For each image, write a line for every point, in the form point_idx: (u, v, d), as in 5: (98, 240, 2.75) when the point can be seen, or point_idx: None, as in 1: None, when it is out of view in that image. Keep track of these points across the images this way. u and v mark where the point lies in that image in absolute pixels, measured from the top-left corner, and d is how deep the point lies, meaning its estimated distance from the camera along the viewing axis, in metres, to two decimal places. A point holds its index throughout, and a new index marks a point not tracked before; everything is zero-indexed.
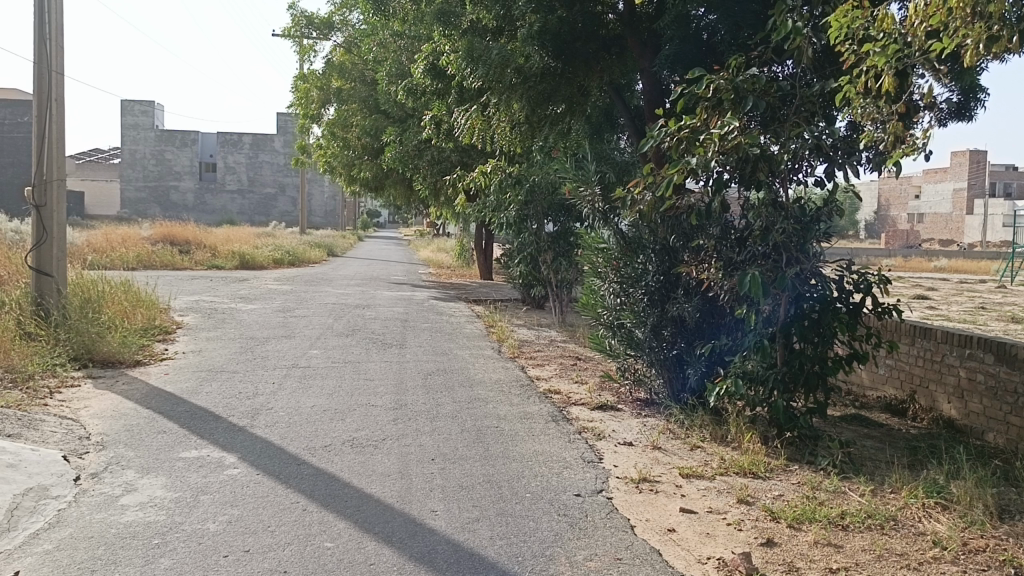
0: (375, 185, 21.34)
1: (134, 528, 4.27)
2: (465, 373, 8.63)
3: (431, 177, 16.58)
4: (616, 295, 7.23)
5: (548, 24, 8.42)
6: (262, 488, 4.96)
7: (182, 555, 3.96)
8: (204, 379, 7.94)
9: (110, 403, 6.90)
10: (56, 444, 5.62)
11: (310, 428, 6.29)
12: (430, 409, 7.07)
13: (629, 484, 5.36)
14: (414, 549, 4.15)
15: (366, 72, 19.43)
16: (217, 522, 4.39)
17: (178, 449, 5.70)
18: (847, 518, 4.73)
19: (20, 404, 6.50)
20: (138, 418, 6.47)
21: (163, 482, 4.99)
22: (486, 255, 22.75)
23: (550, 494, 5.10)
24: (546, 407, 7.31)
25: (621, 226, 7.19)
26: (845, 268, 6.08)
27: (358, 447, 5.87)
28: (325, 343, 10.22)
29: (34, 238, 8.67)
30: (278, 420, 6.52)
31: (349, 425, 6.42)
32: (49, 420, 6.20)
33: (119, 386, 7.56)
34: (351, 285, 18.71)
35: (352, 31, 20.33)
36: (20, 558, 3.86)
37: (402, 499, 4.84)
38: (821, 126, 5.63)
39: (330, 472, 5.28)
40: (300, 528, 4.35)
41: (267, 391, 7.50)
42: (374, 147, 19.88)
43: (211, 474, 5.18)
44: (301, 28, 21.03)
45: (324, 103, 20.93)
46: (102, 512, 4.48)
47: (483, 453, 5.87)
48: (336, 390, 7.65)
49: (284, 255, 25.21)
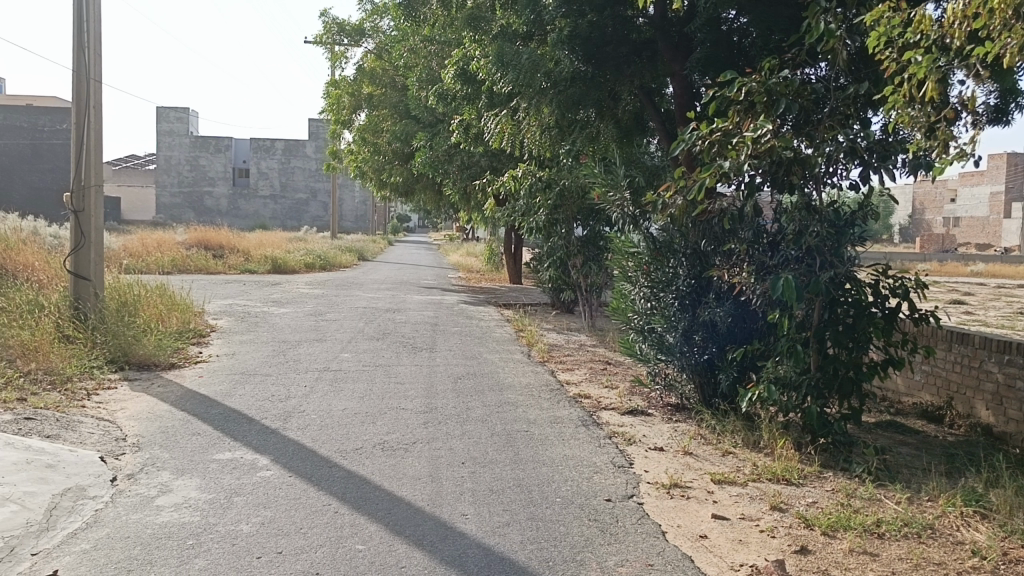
0: (405, 190, 21.49)
1: (169, 529, 4.33)
2: (495, 377, 8.64)
3: (461, 181, 16.65)
4: (646, 299, 7.19)
5: (578, 28, 8.46)
6: (295, 490, 5.00)
7: (216, 556, 4.00)
8: (237, 382, 8.02)
9: (145, 405, 7.01)
10: (93, 445, 5.72)
11: (342, 431, 6.34)
12: (460, 412, 7.08)
13: (660, 490, 5.32)
14: (445, 553, 4.16)
15: (396, 78, 19.60)
16: (250, 524, 4.44)
17: (212, 450, 5.77)
18: (882, 526, 4.66)
19: (58, 406, 6.62)
20: (173, 420, 6.56)
21: (197, 483, 5.05)
22: (516, 259, 22.78)
23: (581, 498, 5.08)
24: (575, 412, 7.30)
25: (652, 231, 7.23)
26: (881, 272, 5.99)
27: (389, 450, 5.90)
28: (355, 346, 10.31)
29: (73, 243, 8.82)
30: (310, 423, 6.57)
31: (380, 428, 6.46)
32: (86, 421, 6.32)
33: (153, 388, 7.68)
34: (382, 290, 18.83)
35: (383, 38, 20.50)
36: (59, 557, 3.93)
37: (432, 503, 4.85)
38: (857, 130, 5.56)
39: (361, 475, 5.32)
40: (331, 530, 4.38)
41: (299, 394, 7.57)
42: (404, 152, 20.03)
43: (244, 476, 5.24)
44: (333, 34, 21.16)
45: (355, 109, 21.08)
46: (138, 512, 4.54)
47: (513, 457, 5.87)
48: (367, 393, 7.70)
49: (315, 259, 25.46)
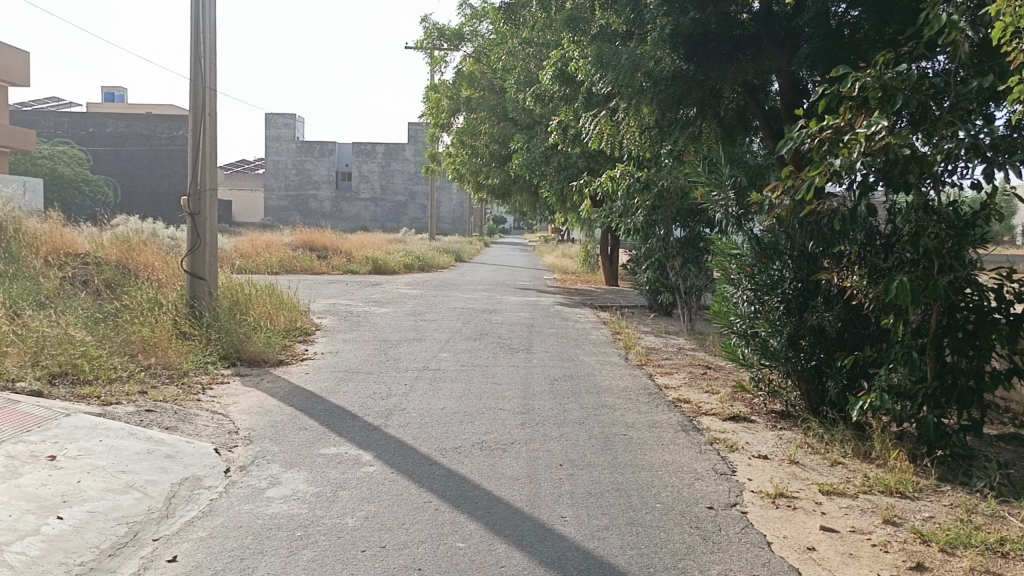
0: (502, 192, 21.65)
1: (278, 520, 4.48)
2: (593, 379, 8.59)
3: (558, 183, 16.63)
4: (750, 303, 6.97)
5: (680, 27, 8.30)
6: (397, 486, 5.10)
7: (323, 548, 4.12)
8: (340, 379, 8.24)
9: (255, 400, 7.30)
10: (208, 437, 5.99)
11: (441, 430, 6.42)
12: (558, 414, 7.07)
13: (764, 499, 5.17)
14: (544, 554, 4.15)
15: (494, 81, 19.78)
16: (355, 517, 4.55)
17: (318, 445, 5.95)
18: (1007, 545, 4.38)
19: (177, 399, 6.97)
20: (281, 415, 6.80)
21: (304, 477, 5.22)
22: (612, 261, 22.61)
23: (682, 505, 4.99)
24: (675, 416, 7.17)
25: (756, 232, 7.00)
26: (1005, 276, 5.64)
27: (487, 449, 5.95)
28: (454, 346, 10.44)
29: (190, 244, 9.28)
30: (411, 420, 6.69)
31: (478, 427, 6.53)
32: (202, 414, 6.62)
33: (263, 384, 7.98)
34: (479, 291, 19.02)
35: (481, 42, 20.72)
36: (177, 544, 4.12)
37: (530, 504, 4.86)
38: (979, 125, 5.25)
39: (461, 473, 5.38)
40: (433, 527, 4.45)
41: (400, 392, 7.73)
42: (501, 155, 20.19)
43: (349, 471, 5.38)
44: (433, 39, 21.55)
45: (453, 112, 21.38)
46: (250, 503, 4.73)
47: (612, 460, 5.82)
48: (465, 392, 7.79)
49: (413, 260, 25.96)
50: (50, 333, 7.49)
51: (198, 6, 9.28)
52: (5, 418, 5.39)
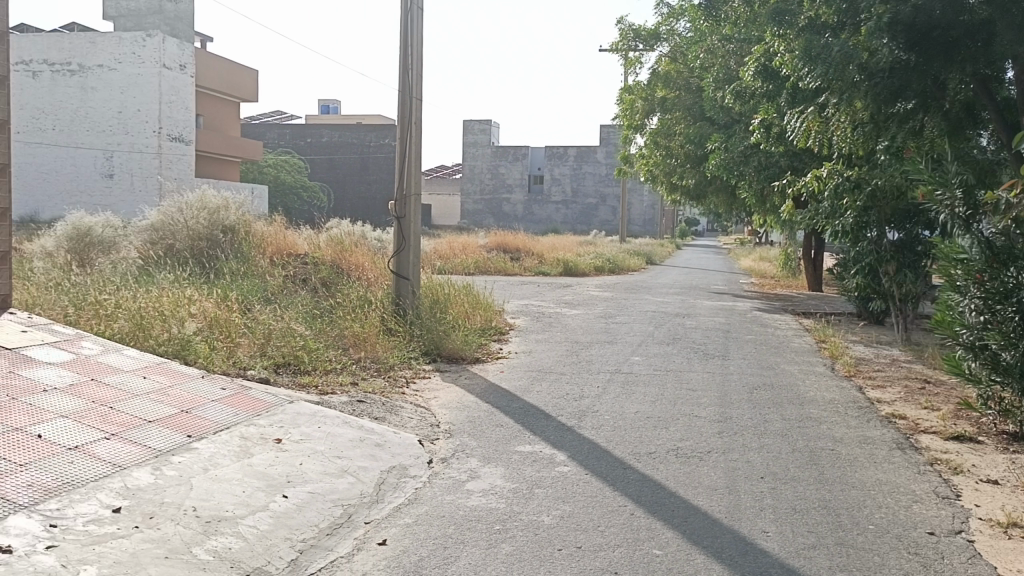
0: (697, 194, 21.15)
1: (478, 512, 4.63)
2: (795, 390, 8.18)
3: (758, 184, 15.99)
4: (977, 313, 6.36)
5: (900, 15, 7.66)
6: (592, 487, 5.12)
7: (521, 543, 4.21)
8: (535, 378, 8.40)
9: (454, 395, 7.60)
10: (412, 429, 6.31)
11: (636, 434, 6.37)
12: (757, 424, 6.80)
13: (995, 528, 4.68)
14: (745, 568, 4.00)
15: (691, 80, 19.37)
16: (551, 516, 4.61)
17: (514, 442, 6.10)
18: None
19: (384, 391, 7.40)
20: (479, 411, 7.03)
21: (502, 472, 5.36)
22: (816, 266, 21.44)
23: (898, 528, 4.63)
24: (888, 433, 6.67)
25: (987, 234, 6.39)
26: None
27: (683, 456, 5.83)
28: (646, 350, 10.33)
29: (397, 245, 9.80)
30: (604, 423, 6.69)
31: (673, 433, 6.41)
32: (407, 406, 6.98)
33: (462, 380, 8.29)
34: (671, 294, 18.69)
35: (678, 40, 20.35)
36: (387, 528, 4.37)
37: (729, 516, 4.70)
38: None
39: (656, 479, 5.30)
40: (628, 532, 4.41)
41: (593, 394, 7.75)
42: (697, 156, 19.73)
43: (544, 469, 5.47)
44: (629, 41, 21.44)
45: (648, 113, 21.14)
46: (451, 494, 4.92)
47: (817, 476, 5.51)
48: (659, 397, 7.68)
49: (605, 262, 25.98)
50: (276, 327, 8.18)
51: (407, 20, 9.79)
52: (239, 401, 5.92)
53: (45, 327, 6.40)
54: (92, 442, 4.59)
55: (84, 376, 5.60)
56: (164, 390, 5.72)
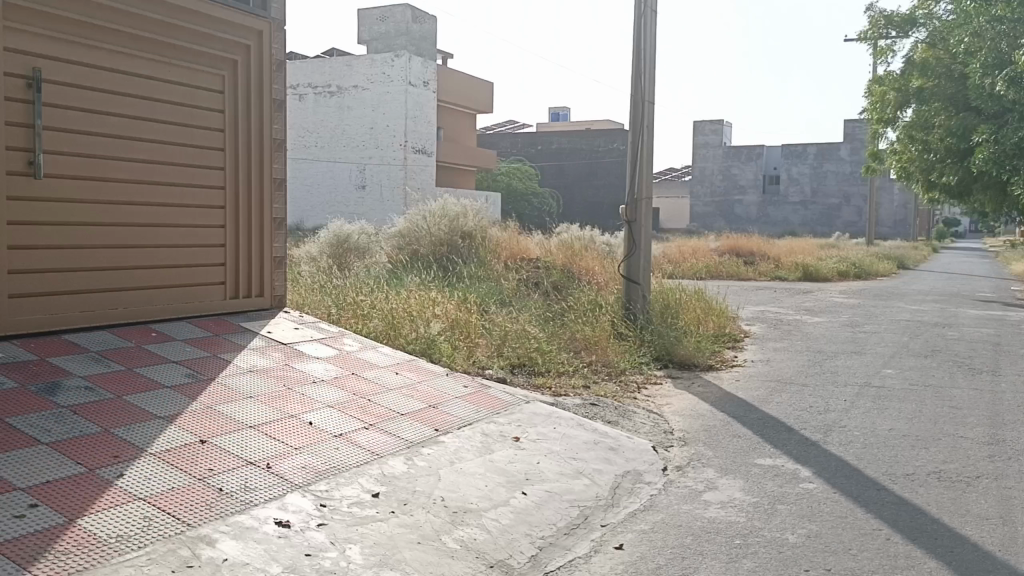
0: (960, 192, 19.17)
1: (717, 524, 4.50)
2: None
3: None
4: None
5: None
6: (841, 507, 4.79)
7: (763, 560, 4.03)
8: (774, 389, 8.02)
9: (688, 403, 7.45)
10: (646, 435, 6.27)
11: (890, 453, 5.88)
12: None
13: None
14: None
15: (954, 67, 17.67)
16: (796, 534, 4.37)
17: (753, 455, 5.86)
18: None
19: (617, 395, 7.41)
20: (714, 420, 6.84)
21: (741, 485, 5.17)
22: None
23: None
24: None
25: None
26: None
27: (947, 481, 5.29)
28: (900, 362, 9.50)
29: (628, 249, 9.82)
30: (853, 439, 6.24)
31: (934, 455, 5.84)
32: (640, 412, 6.95)
33: (695, 388, 8.12)
34: (928, 302, 17.07)
35: (938, 24, 18.58)
36: (623, 533, 4.37)
37: (1006, 550, 4.20)
38: None
39: (915, 504, 4.86)
40: (884, 558, 4.08)
41: (839, 408, 7.26)
42: (959, 150, 17.90)
43: (787, 485, 5.20)
44: (879, 29, 19.91)
45: (901, 105, 19.49)
46: (688, 504, 4.83)
47: None
48: (917, 414, 7.03)
49: (849, 267, 24.28)
50: (511, 328, 8.47)
51: (639, 24, 9.77)
52: (479, 399, 6.20)
53: (312, 324, 7.07)
54: (354, 431, 5.02)
55: (345, 370, 6.13)
56: (413, 386, 6.12)
